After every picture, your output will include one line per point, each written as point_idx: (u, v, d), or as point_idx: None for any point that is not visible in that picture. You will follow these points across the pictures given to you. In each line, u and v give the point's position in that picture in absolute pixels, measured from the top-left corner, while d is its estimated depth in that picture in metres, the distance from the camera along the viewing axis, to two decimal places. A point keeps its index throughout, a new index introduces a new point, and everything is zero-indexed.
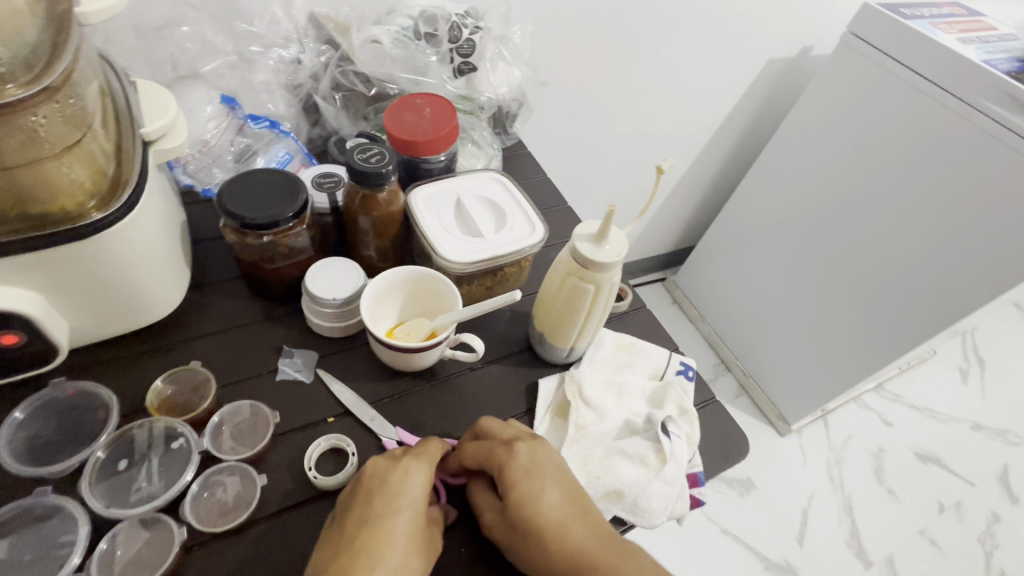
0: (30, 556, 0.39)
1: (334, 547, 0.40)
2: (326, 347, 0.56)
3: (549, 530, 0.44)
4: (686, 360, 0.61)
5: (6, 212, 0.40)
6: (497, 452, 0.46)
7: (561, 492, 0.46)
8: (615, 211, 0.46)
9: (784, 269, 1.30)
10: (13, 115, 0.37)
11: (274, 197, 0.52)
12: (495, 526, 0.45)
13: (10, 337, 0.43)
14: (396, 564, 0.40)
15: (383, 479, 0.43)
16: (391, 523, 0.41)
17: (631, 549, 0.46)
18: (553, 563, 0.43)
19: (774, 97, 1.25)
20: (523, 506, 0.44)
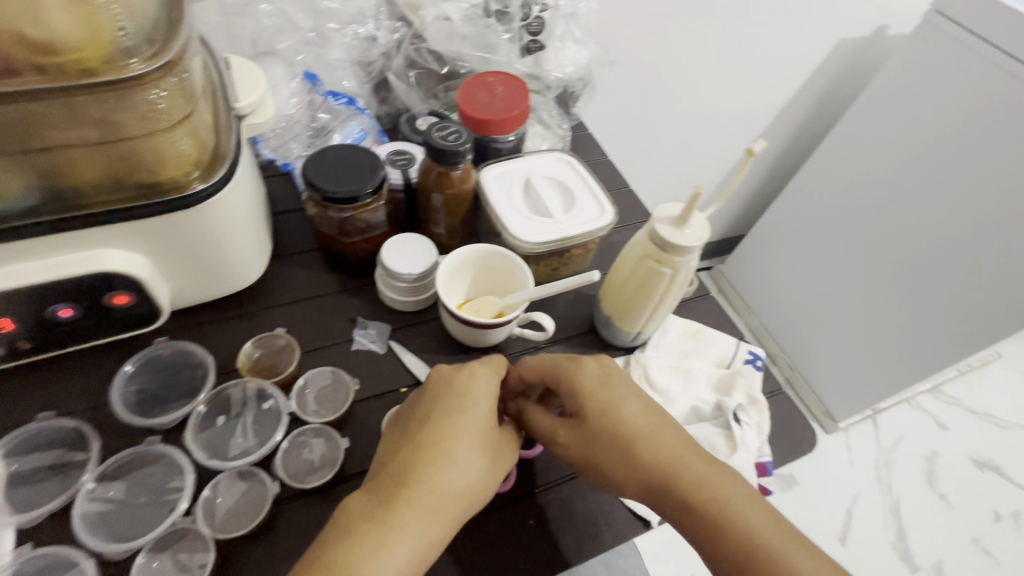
0: (145, 499, 0.43)
1: (398, 444, 0.43)
2: (398, 321, 0.58)
3: (629, 436, 0.44)
4: (754, 348, 0.60)
5: (120, 180, 0.43)
6: (564, 364, 0.47)
7: (641, 404, 0.46)
8: (701, 194, 0.46)
9: (843, 260, 1.24)
10: (135, 91, 0.39)
11: (355, 171, 0.54)
12: (571, 441, 0.46)
13: (122, 297, 0.46)
14: (460, 461, 0.42)
15: (450, 381, 0.45)
16: (456, 423, 0.43)
17: (727, 471, 0.43)
18: (641, 466, 0.43)
19: (844, 80, 1.19)
20: (602, 415, 0.45)
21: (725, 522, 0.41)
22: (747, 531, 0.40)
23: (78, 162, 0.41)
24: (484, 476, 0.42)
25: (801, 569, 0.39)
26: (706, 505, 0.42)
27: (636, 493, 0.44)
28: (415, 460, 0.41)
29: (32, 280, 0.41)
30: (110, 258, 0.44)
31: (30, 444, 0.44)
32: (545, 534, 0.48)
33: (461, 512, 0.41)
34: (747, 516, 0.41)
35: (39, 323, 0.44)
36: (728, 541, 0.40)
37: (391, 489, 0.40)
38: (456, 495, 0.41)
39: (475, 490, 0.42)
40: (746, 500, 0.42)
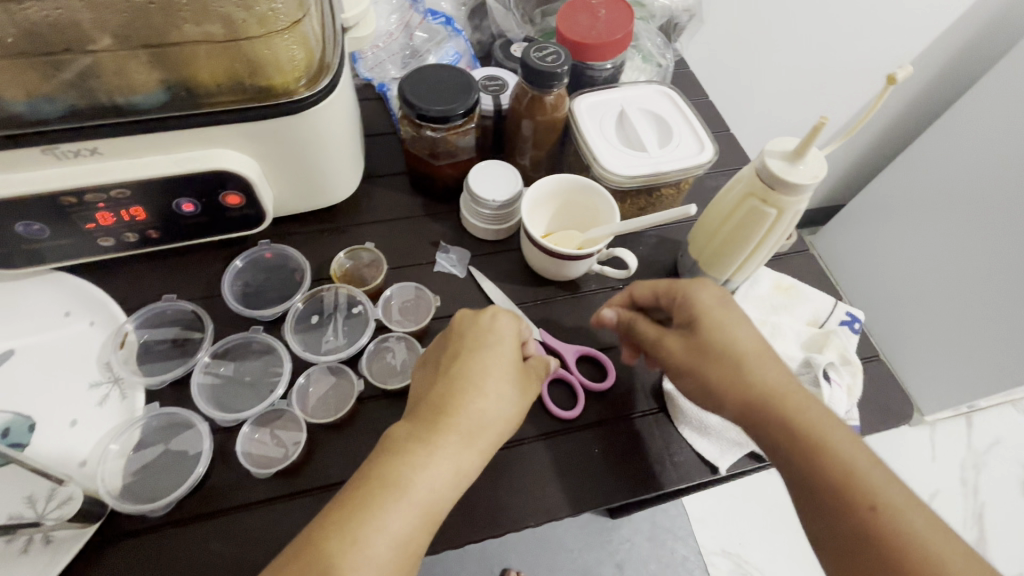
0: (249, 378, 0.48)
1: (432, 378, 0.43)
2: (478, 248, 0.59)
3: (736, 359, 0.43)
4: (853, 310, 0.56)
5: (239, 82, 0.45)
6: (686, 283, 0.46)
7: (748, 331, 0.44)
8: (824, 125, 0.41)
9: (950, 247, 1.05)
10: None
11: (450, 91, 0.53)
12: (679, 351, 0.45)
13: (234, 197, 0.49)
14: (491, 392, 0.41)
15: (475, 320, 0.44)
16: (484, 357, 0.42)
17: (826, 407, 0.42)
18: (749, 387, 0.42)
19: (990, 37, 0.95)
20: (715, 332, 0.43)
21: (822, 448, 0.39)
22: (848, 459, 0.38)
23: (200, 61, 0.43)
24: (515, 409, 0.42)
25: (897, 505, 0.37)
26: (805, 434, 0.40)
27: (733, 411, 0.43)
28: (449, 393, 0.41)
29: (159, 170, 0.45)
30: (226, 158, 0.46)
31: (157, 320, 0.51)
32: (610, 463, 0.49)
33: (495, 440, 0.41)
34: (848, 446, 0.39)
35: (165, 215, 0.49)
36: (825, 468, 0.39)
37: (430, 415, 0.40)
38: (491, 423, 0.40)
39: (509, 421, 0.41)
40: (850, 435, 0.40)
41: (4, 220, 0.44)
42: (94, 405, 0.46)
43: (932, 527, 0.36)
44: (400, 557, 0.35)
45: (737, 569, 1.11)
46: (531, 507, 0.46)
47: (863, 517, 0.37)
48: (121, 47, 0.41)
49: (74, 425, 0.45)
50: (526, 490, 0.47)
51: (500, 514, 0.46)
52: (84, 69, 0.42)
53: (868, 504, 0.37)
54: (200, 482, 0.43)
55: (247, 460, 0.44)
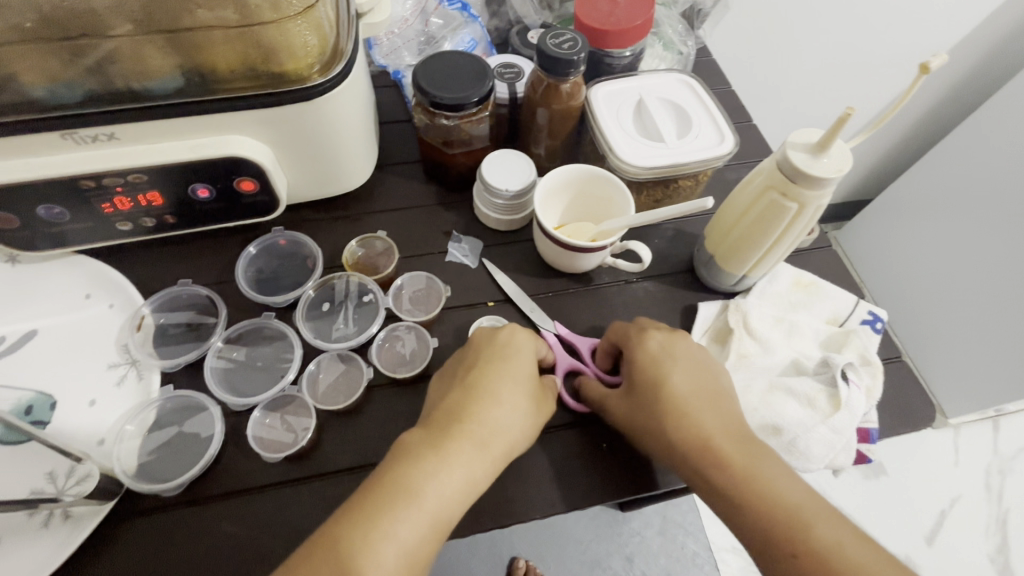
0: (262, 364, 0.49)
1: (447, 390, 0.44)
2: (490, 239, 0.58)
3: (668, 411, 0.43)
4: (876, 309, 0.54)
5: (253, 68, 0.45)
6: (630, 335, 0.48)
7: (690, 379, 0.45)
8: (850, 116, 0.39)
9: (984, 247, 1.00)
10: None
11: (464, 79, 0.53)
12: (619, 411, 0.46)
13: (248, 183, 0.50)
14: (507, 402, 0.42)
15: (494, 333, 0.46)
16: (501, 368, 0.43)
17: (761, 451, 0.41)
18: (676, 441, 0.42)
19: None
20: (650, 385, 0.45)
21: (751, 495, 0.38)
22: (775, 504, 0.38)
23: (215, 46, 0.43)
24: (530, 420, 0.43)
25: (830, 551, 0.35)
26: (732, 484, 0.39)
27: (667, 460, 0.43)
28: (464, 401, 0.42)
29: (175, 156, 0.45)
30: (239, 144, 0.47)
31: (174, 304, 0.52)
32: (618, 461, 0.48)
33: (509, 449, 0.41)
34: (780, 490, 0.38)
35: (181, 200, 0.49)
36: (755, 514, 0.38)
37: (444, 423, 0.41)
38: (506, 432, 0.41)
39: (521, 433, 0.42)
40: (787, 481, 0.39)
41: (25, 204, 0.45)
42: (112, 385, 0.47)
43: (868, 573, 0.34)
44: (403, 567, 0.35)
45: (747, 566, 1.10)
46: (536, 499, 0.46)
47: (792, 566, 0.36)
48: (137, 32, 0.41)
49: (93, 404, 0.46)
50: (531, 481, 0.47)
51: (504, 505, 0.46)
52: (101, 55, 0.42)
53: (790, 550, 0.36)
54: (212, 464, 0.44)
55: (258, 445, 0.45)
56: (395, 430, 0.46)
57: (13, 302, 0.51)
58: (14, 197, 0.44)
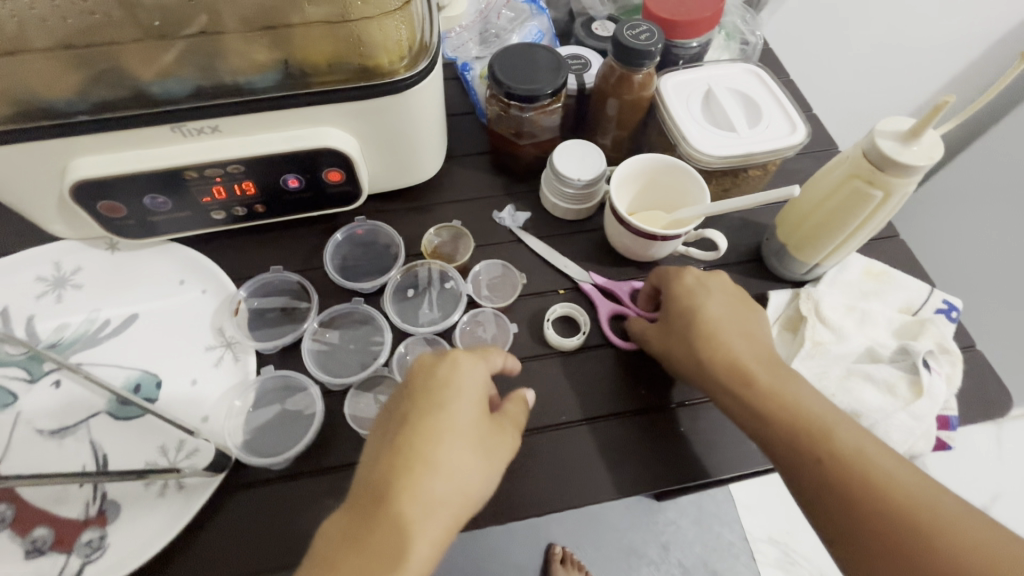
0: (353, 346, 0.51)
1: (378, 448, 0.39)
2: (558, 228, 0.60)
3: (703, 337, 0.46)
4: (950, 299, 0.54)
5: (343, 63, 0.46)
6: (668, 272, 0.50)
7: (724, 307, 0.47)
8: (947, 105, 0.39)
9: None
10: None
11: (539, 71, 0.54)
12: (654, 337, 0.49)
13: (336, 174, 0.52)
14: (447, 467, 0.38)
15: (430, 373, 0.41)
16: (438, 423, 0.39)
17: (791, 374, 0.44)
18: (709, 364, 0.45)
19: None
20: (685, 314, 0.48)
21: (780, 411, 0.42)
22: (803, 418, 0.42)
23: (311, 41, 0.45)
24: (477, 480, 0.39)
25: (850, 457, 0.40)
26: (765, 401, 0.43)
27: (699, 383, 0.46)
28: (395, 469, 0.37)
29: (271, 147, 0.47)
30: (329, 135, 0.48)
31: (265, 289, 0.54)
32: (696, 443, 0.49)
33: (456, 519, 0.37)
34: (811, 410, 0.42)
35: (273, 190, 0.51)
36: (783, 427, 0.42)
37: (373, 504, 0.36)
38: (449, 501, 0.37)
39: (469, 496, 0.38)
40: (817, 400, 0.43)
41: (134, 193, 0.48)
42: (211, 366, 0.50)
43: (886, 472, 0.39)
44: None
45: (784, 558, 1.10)
46: (616, 482, 0.47)
47: (813, 470, 0.40)
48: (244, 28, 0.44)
49: (194, 384, 0.49)
50: (611, 464, 0.48)
51: (588, 486, 0.47)
52: (207, 52, 0.44)
53: (815, 457, 0.40)
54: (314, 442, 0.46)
55: (355, 423, 0.47)
56: None
57: (116, 288, 0.54)
58: (125, 188, 0.47)
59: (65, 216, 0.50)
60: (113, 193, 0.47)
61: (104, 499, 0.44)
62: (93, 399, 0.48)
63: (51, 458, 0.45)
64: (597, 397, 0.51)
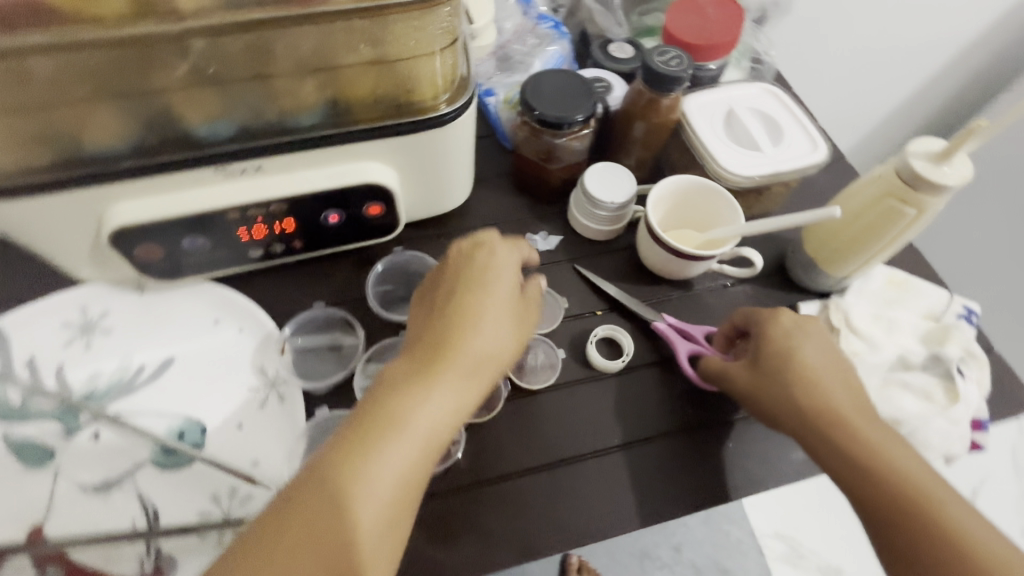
0: None
1: (426, 317, 0.42)
2: (589, 249, 0.60)
3: (803, 383, 0.45)
4: (968, 304, 0.57)
5: (385, 99, 0.45)
6: (762, 311, 0.49)
7: (823, 355, 0.47)
8: (979, 129, 0.42)
9: None
10: (431, 12, 0.41)
11: (572, 98, 0.55)
12: (743, 376, 0.48)
13: (375, 208, 0.51)
14: (489, 327, 0.41)
15: (470, 257, 0.44)
16: (480, 293, 0.42)
17: (892, 434, 0.44)
18: (808, 410, 0.45)
19: None
20: (783, 356, 0.47)
21: (884, 468, 0.42)
22: (906, 479, 0.41)
23: (356, 79, 0.44)
24: (512, 343, 0.42)
25: (954, 524, 0.39)
26: (864, 454, 0.42)
27: (789, 427, 0.46)
28: (443, 328, 0.40)
29: (315, 185, 0.47)
30: (370, 170, 0.48)
31: (309, 327, 0.54)
32: (745, 457, 0.51)
33: (494, 369, 0.40)
34: (912, 472, 0.41)
35: (313, 226, 0.51)
36: (887, 486, 0.41)
37: (425, 353, 0.39)
38: (489, 356, 0.40)
39: (504, 356, 0.41)
40: (921, 464, 0.42)
41: (173, 237, 0.46)
42: (256, 409, 0.49)
43: (990, 547, 0.39)
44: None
45: (792, 552, 1.12)
46: (670, 502, 0.48)
47: (916, 533, 0.40)
48: (296, 69, 0.42)
49: (241, 427, 0.48)
50: (664, 484, 0.49)
51: (646, 508, 0.48)
52: (251, 93, 0.43)
53: (920, 519, 0.40)
54: None
55: None
56: (518, 437, 0.50)
57: (146, 330, 0.52)
58: (164, 232, 0.45)
59: (96, 261, 0.48)
60: (151, 238, 0.46)
61: (159, 556, 0.43)
62: (136, 450, 0.46)
63: (98, 514, 0.44)
64: (642, 418, 0.51)
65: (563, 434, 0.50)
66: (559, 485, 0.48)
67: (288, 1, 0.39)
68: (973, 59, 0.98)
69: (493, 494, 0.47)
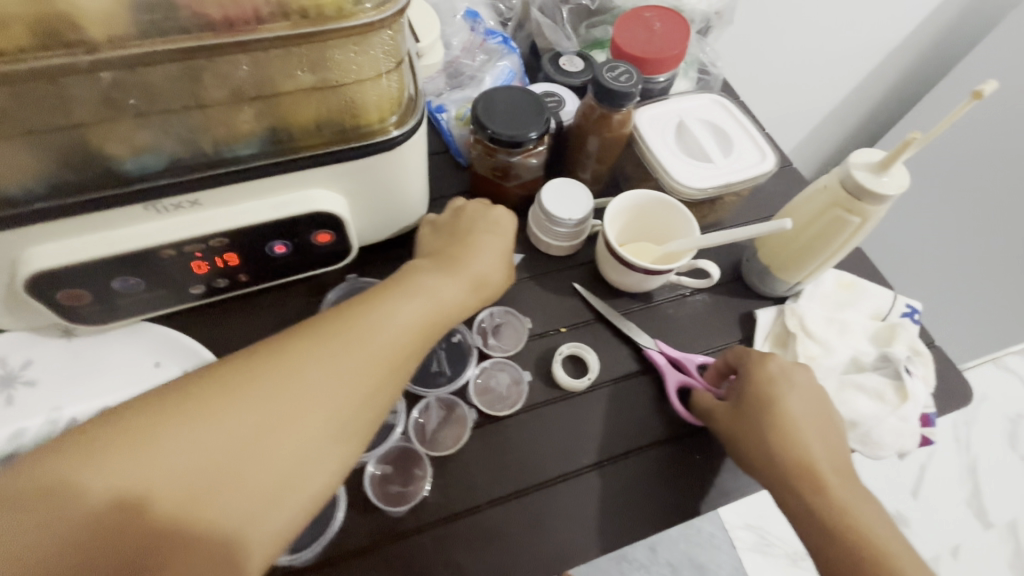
0: None
1: (442, 242, 0.50)
2: (549, 265, 0.60)
3: (782, 432, 0.46)
4: (911, 302, 0.59)
5: (329, 124, 0.43)
6: (751, 355, 0.50)
7: (806, 406, 0.48)
8: (913, 142, 0.43)
9: None
10: (374, 35, 0.39)
11: (524, 115, 0.54)
12: (723, 417, 0.49)
13: (325, 236, 0.49)
14: (486, 253, 0.48)
15: (486, 212, 0.51)
16: (484, 237, 0.49)
17: (863, 493, 0.45)
18: (783, 462, 0.46)
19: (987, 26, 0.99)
20: (765, 405, 0.47)
21: (846, 526, 0.44)
22: (869, 542, 0.43)
23: (297, 106, 0.41)
24: (503, 274, 0.49)
25: None
26: (832, 511, 0.44)
27: (762, 473, 0.47)
28: (454, 248, 0.48)
29: (260, 217, 0.44)
30: (316, 198, 0.45)
31: None
32: (713, 468, 0.51)
33: (485, 285, 0.47)
34: (875, 534, 0.43)
35: (258, 258, 0.48)
36: (847, 543, 0.43)
37: (438, 259, 0.47)
38: (485, 273, 0.47)
39: (495, 279, 0.48)
40: (887, 526, 0.44)
41: (101, 279, 0.43)
42: None
43: None
44: (229, 486, 0.33)
45: (759, 540, 1.16)
46: (640, 517, 0.48)
47: None
48: (231, 97, 0.39)
49: None
50: (633, 502, 0.49)
51: (619, 528, 0.48)
52: (181, 123, 0.39)
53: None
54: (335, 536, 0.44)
55: (379, 499, 0.46)
56: (490, 467, 0.48)
57: (77, 378, 0.48)
58: (90, 275, 0.42)
59: (13, 309, 0.44)
60: (76, 282, 0.42)
61: None
62: None
63: None
64: (612, 437, 0.51)
65: (534, 459, 0.49)
66: (530, 516, 0.47)
67: (218, 28, 0.36)
68: (898, 60, 1.03)
69: (467, 529, 0.46)
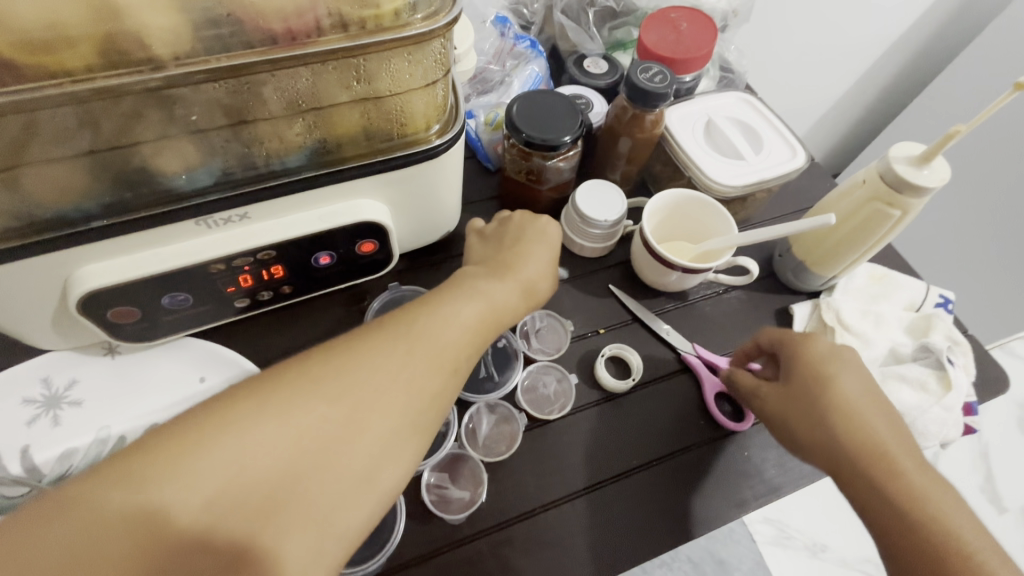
0: None
1: (492, 250, 0.50)
2: (584, 267, 0.60)
3: (836, 413, 0.43)
4: (944, 292, 0.60)
5: (375, 133, 0.43)
6: (795, 336, 0.48)
7: (860, 386, 0.45)
8: (957, 135, 0.43)
9: None
10: (426, 45, 0.39)
11: (558, 118, 0.54)
12: (771, 399, 0.47)
13: (369, 245, 0.49)
14: (535, 258, 0.48)
15: (535, 219, 0.52)
16: (532, 244, 0.49)
17: (936, 478, 0.41)
18: (839, 444, 0.43)
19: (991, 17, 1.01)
20: (816, 383, 0.45)
21: (916, 513, 0.39)
22: (941, 534, 0.38)
23: (346, 116, 0.41)
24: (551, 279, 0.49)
25: None
26: (898, 497, 0.40)
27: (816, 457, 0.44)
28: (503, 255, 0.48)
29: (307, 227, 0.44)
30: (361, 207, 0.45)
31: None
32: (759, 464, 0.51)
33: (535, 290, 0.47)
34: (949, 522, 0.39)
35: (303, 269, 0.48)
36: (917, 533, 0.39)
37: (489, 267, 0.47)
38: (535, 279, 0.47)
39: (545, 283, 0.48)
40: (964, 514, 0.39)
41: (151, 296, 0.43)
42: None
43: None
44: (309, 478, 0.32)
45: (779, 533, 1.16)
46: (692, 517, 0.48)
47: None
48: (283, 110, 0.39)
49: None
50: (683, 502, 0.49)
51: (671, 527, 0.48)
52: (233, 137, 0.39)
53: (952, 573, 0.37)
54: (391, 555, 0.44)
55: (437, 507, 0.46)
56: (541, 471, 0.48)
57: (122, 396, 0.48)
58: (141, 291, 0.42)
59: (62, 328, 0.44)
60: (128, 299, 0.42)
61: None
62: None
63: None
64: (658, 437, 0.51)
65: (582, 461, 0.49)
66: (582, 520, 0.47)
67: (275, 43, 0.36)
68: (905, 52, 1.05)
69: (521, 535, 0.46)
